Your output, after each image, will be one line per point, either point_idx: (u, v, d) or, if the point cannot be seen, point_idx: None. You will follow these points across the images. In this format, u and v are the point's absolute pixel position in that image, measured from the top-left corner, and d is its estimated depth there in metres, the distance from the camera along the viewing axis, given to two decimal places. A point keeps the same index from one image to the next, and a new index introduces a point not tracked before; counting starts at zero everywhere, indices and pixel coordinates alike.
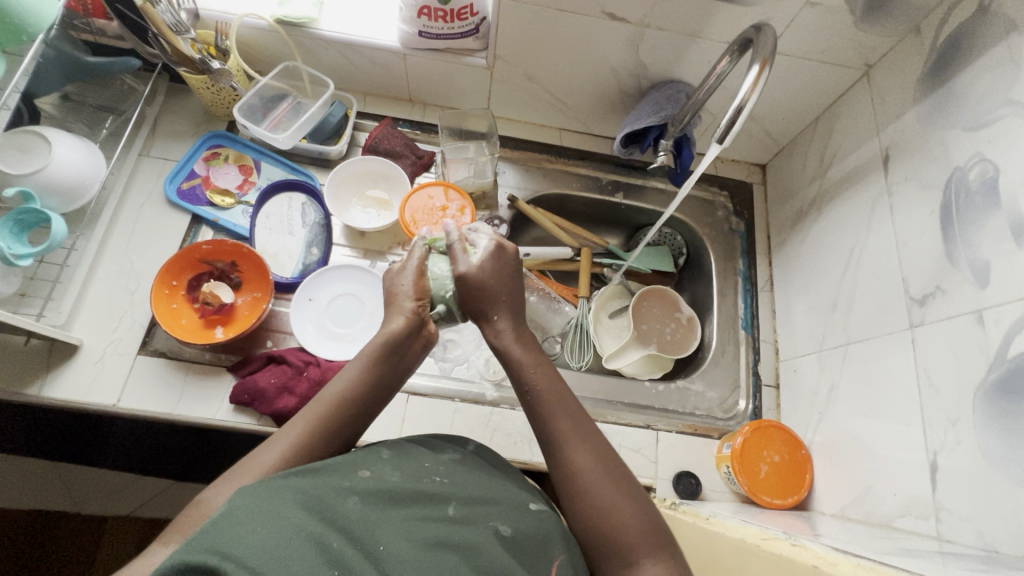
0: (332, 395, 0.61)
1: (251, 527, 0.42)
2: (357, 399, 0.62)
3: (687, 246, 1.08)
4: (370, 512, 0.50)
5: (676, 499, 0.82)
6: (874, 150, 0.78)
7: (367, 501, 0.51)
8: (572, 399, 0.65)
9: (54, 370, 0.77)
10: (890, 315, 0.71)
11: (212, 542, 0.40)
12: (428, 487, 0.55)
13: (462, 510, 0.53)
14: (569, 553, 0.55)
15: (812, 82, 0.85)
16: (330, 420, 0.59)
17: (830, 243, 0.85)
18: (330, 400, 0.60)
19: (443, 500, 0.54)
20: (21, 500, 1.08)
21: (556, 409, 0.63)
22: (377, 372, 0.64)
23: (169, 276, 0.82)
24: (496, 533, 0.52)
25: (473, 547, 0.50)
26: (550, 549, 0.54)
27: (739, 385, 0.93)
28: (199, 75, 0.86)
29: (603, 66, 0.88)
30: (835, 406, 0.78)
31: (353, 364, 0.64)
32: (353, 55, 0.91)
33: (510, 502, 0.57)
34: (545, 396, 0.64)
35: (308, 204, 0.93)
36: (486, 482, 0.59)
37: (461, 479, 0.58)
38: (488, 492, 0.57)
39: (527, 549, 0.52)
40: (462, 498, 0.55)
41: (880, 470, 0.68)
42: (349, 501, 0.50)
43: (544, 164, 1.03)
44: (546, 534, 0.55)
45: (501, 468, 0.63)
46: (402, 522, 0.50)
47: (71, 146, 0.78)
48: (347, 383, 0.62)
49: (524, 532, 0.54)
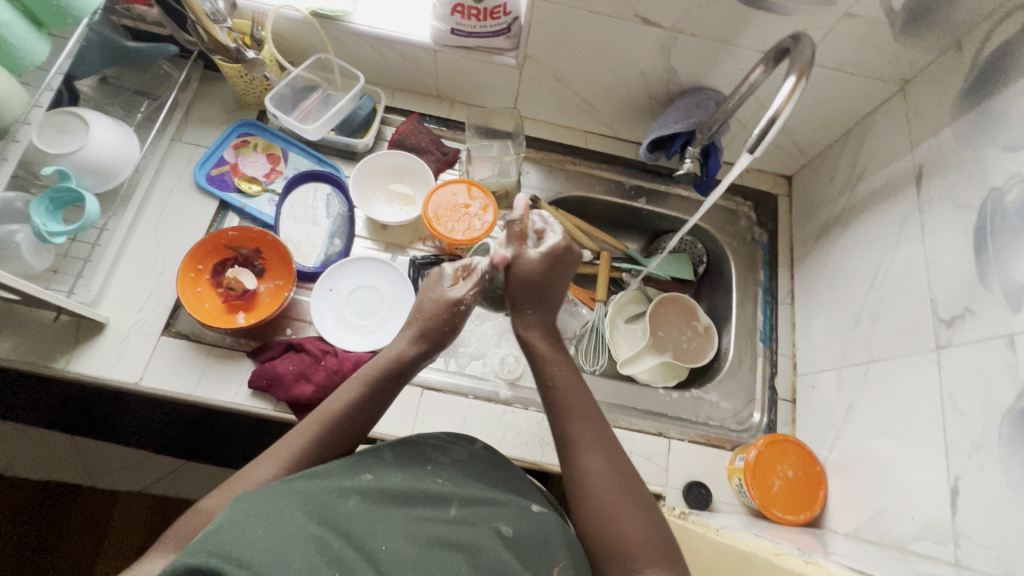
0: (327, 417, 0.61)
1: (253, 532, 0.44)
2: (347, 424, 0.62)
3: (708, 254, 1.08)
4: (371, 512, 0.51)
5: (685, 508, 0.82)
6: (906, 166, 0.77)
7: (368, 501, 0.52)
8: (589, 405, 0.67)
9: (80, 346, 0.78)
10: (914, 335, 0.70)
11: (210, 544, 0.42)
12: (430, 486, 0.56)
13: (462, 511, 0.54)
14: (573, 558, 0.54)
15: (845, 94, 0.84)
16: (334, 424, 0.61)
17: (855, 258, 0.84)
18: (324, 421, 0.61)
19: (445, 500, 0.55)
20: (39, 471, 1.10)
21: (575, 411, 0.66)
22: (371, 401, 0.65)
23: (195, 260, 0.84)
24: (496, 534, 0.53)
25: (472, 548, 0.51)
26: (552, 551, 0.53)
27: (754, 398, 0.92)
28: (234, 64, 0.86)
29: (632, 69, 0.88)
30: (852, 424, 0.77)
31: (348, 386, 0.65)
32: (383, 50, 0.92)
33: (512, 504, 0.56)
34: (564, 396, 0.67)
35: (333, 194, 0.94)
36: (488, 484, 0.59)
37: (462, 480, 0.58)
38: (491, 493, 0.57)
39: (529, 550, 0.53)
40: (463, 498, 0.55)
41: (896, 492, 0.67)
42: (350, 501, 0.51)
43: (567, 166, 1.03)
44: (549, 535, 0.55)
45: (505, 466, 0.62)
46: (404, 521, 0.51)
47: (108, 128, 0.80)
48: (342, 407, 0.63)
49: (525, 533, 0.54)
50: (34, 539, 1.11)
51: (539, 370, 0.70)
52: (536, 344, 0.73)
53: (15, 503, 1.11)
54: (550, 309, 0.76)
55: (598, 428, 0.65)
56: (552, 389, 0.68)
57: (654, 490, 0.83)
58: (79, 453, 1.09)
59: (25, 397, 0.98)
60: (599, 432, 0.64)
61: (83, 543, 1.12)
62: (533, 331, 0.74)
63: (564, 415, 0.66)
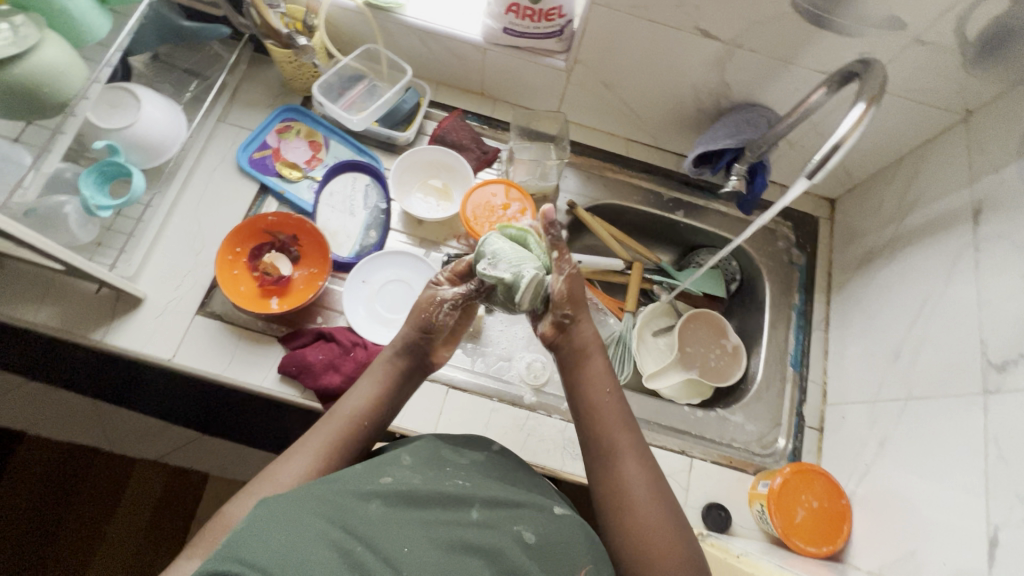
0: (343, 418, 0.64)
1: (270, 534, 0.44)
2: (362, 429, 0.64)
3: (742, 272, 1.06)
4: (392, 515, 0.51)
5: (704, 530, 0.80)
6: (962, 200, 0.75)
7: (388, 504, 0.52)
8: (630, 420, 0.69)
9: (117, 318, 0.80)
10: (961, 377, 0.68)
11: (226, 547, 0.43)
12: (451, 488, 0.55)
13: (484, 514, 0.54)
14: (596, 562, 0.53)
15: (902, 121, 0.82)
16: (349, 419, 0.64)
17: (900, 290, 0.82)
18: (343, 421, 0.63)
19: (466, 502, 0.54)
20: (59, 431, 1.13)
21: (618, 426, 0.68)
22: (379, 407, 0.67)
23: (233, 244, 0.85)
24: (519, 539, 0.52)
25: (495, 551, 0.50)
26: (576, 555, 0.52)
27: (780, 423, 0.91)
28: (284, 49, 0.87)
29: (683, 82, 0.86)
30: (884, 459, 0.75)
31: (366, 386, 0.68)
32: (432, 44, 0.92)
33: (533, 506, 0.56)
34: (607, 410, 0.70)
35: (372, 186, 0.94)
36: (509, 486, 0.59)
37: (482, 481, 0.58)
38: (513, 495, 0.57)
39: (553, 556, 0.52)
40: (485, 500, 0.55)
41: (928, 534, 0.65)
42: (371, 505, 0.51)
43: (607, 173, 1.02)
44: (571, 539, 0.54)
45: (526, 472, 0.63)
46: (424, 525, 0.51)
47: (158, 105, 0.81)
48: (359, 409, 0.65)
49: (548, 538, 0.53)
50: (43, 502, 1.12)
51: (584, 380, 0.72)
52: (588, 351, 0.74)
53: (34, 463, 1.13)
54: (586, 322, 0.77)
55: (639, 443, 0.67)
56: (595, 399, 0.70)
57: None
58: (100, 418, 1.12)
59: (55, 360, 1.00)
60: (639, 446, 0.67)
61: (91, 511, 1.13)
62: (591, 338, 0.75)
63: (607, 429, 0.68)
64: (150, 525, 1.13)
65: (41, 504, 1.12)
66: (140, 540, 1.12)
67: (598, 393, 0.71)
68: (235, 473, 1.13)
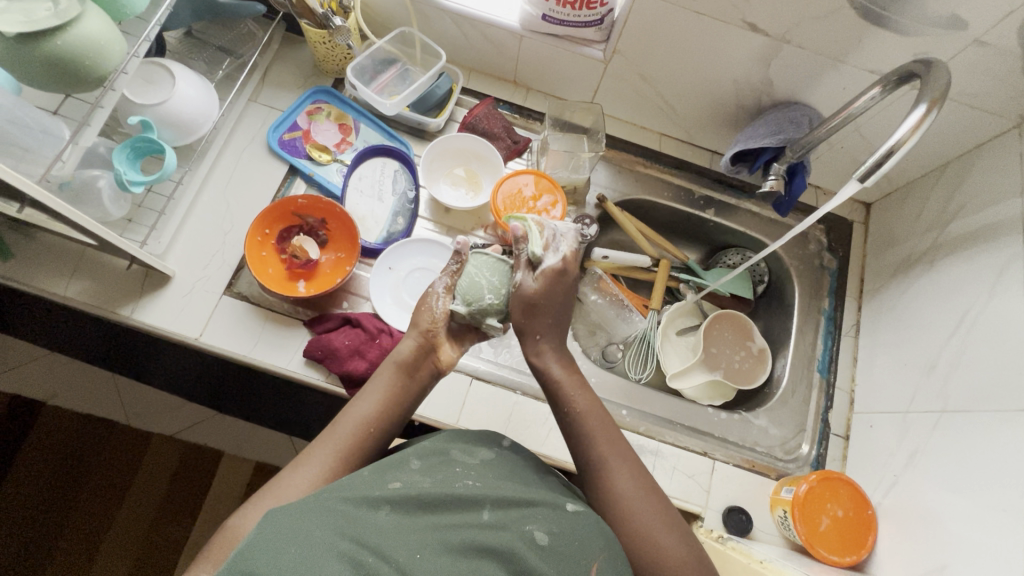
0: (356, 421, 0.62)
1: (285, 539, 0.45)
2: (380, 430, 0.63)
3: (770, 274, 1.04)
4: (402, 523, 0.50)
5: (723, 533, 0.80)
6: (1012, 210, 0.72)
7: (398, 510, 0.51)
8: (608, 422, 0.67)
9: (146, 296, 0.80)
10: (1002, 392, 0.66)
11: (241, 558, 0.43)
12: (459, 489, 0.54)
13: (496, 515, 0.52)
14: (609, 557, 0.53)
15: (949, 127, 0.79)
16: (366, 418, 0.63)
17: (939, 301, 0.80)
18: (354, 426, 0.62)
19: (476, 503, 0.53)
20: (77, 403, 1.15)
21: (597, 436, 0.65)
22: (397, 405, 0.66)
23: (262, 225, 0.84)
24: (530, 539, 0.50)
25: (507, 554, 0.49)
26: (589, 554, 0.51)
27: (805, 429, 0.90)
28: (319, 29, 0.85)
29: (724, 77, 0.84)
30: (914, 472, 0.74)
31: (376, 389, 0.66)
32: (468, 29, 0.90)
33: (546, 504, 0.55)
34: (584, 421, 0.67)
35: (400, 171, 0.93)
36: (519, 485, 0.57)
37: (493, 481, 0.57)
38: (524, 494, 0.56)
39: (566, 556, 0.50)
40: (496, 501, 0.54)
41: (958, 552, 0.64)
42: (380, 513, 0.50)
43: (637, 168, 1.00)
44: (584, 538, 0.52)
45: (536, 470, 0.62)
46: (434, 529, 0.50)
47: (192, 83, 0.80)
48: (373, 412, 0.64)
49: (561, 538, 0.51)
50: (57, 474, 1.13)
51: (558, 396, 0.70)
52: (550, 364, 0.71)
53: (53, 434, 1.14)
54: (559, 331, 0.73)
55: (624, 448, 0.65)
56: (568, 410, 0.68)
57: (693, 510, 0.82)
58: (119, 393, 1.15)
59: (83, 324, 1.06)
60: (625, 451, 0.65)
61: (104, 485, 1.14)
62: (548, 351, 0.72)
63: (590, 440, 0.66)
64: (164, 500, 1.14)
65: (55, 476, 1.13)
66: (153, 516, 1.13)
67: (571, 401, 0.68)
68: (249, 452, 1.14)
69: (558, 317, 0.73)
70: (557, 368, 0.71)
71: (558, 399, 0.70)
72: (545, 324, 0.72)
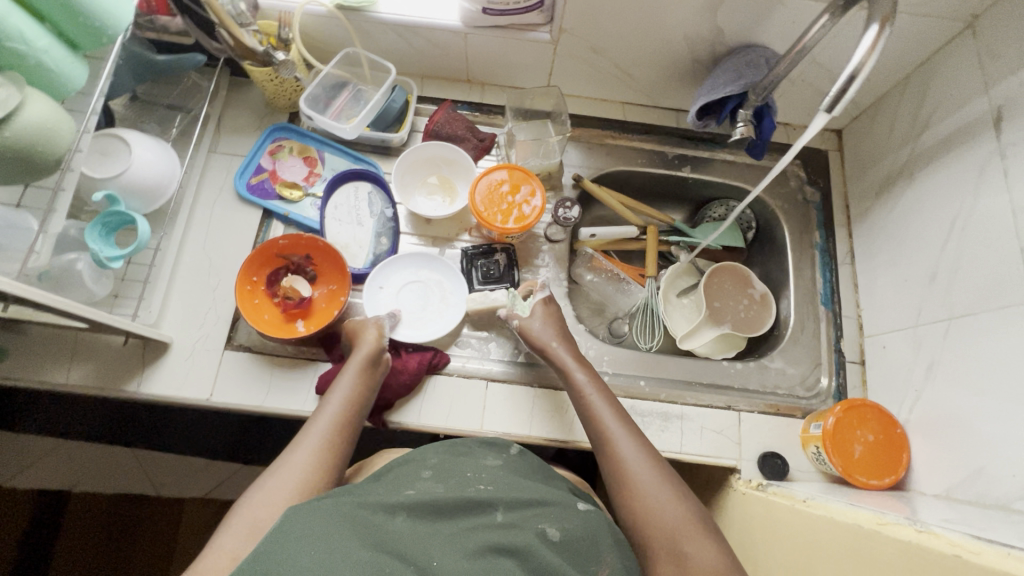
0: (328, 415, 0.66)
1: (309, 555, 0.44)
2: (351, 414, 0.67)
3: (758, 219, 1.05)
4: (419, 528, 0.50)
5: (763, 480, 0.81)
6: (980, 109, 0.72)
7: (414, 517, 0.51)
8: (626, 420, 0.70)
9: (148, 367, 0.79)
10: (1005, 288, 0.67)
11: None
12: (473, 493, 0.54)
13: (509, 516, 0.53)
14: (620, 554, 0.53)
15: (905, 39, 0.79)
16: (338, 408, 0.67)
17: (925, 210, 0.80)
18: (328, 419, 0.65)
19: (490, 505, 0.53)
20: (102, 486, 1.13)
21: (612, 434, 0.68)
22: (364, 386, 0.71)
23: (250, 272, 0.83)
24: (544, 536, 0.50)
25: (522, 551, 0.49)
26: (599, 552, 0.52)
27: (820, 363, 0.91)
28: (263, 67, 0.84)
29: (674, 34, 0.84)
30: (934, 383, 0.75)
31: (344, 382, 0.70)
32: (411, 37, 0.89)
33: (557, 504, 0.55)
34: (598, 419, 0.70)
35: (375, 192, 0.92)
36: (529, 485, 0.58)
37: (505, 484, 0.57)
38: (535, 493, 0.56)
39: (577, 552, 0.51)
40: (509, 502, 0.54)
41: (991, 452, 0.64)
42: (397, 518, 0.50)
43: (607, 140, 1.00)
44: (596, 535, 0.53)
45: (542, 477, 0.62)
46: (450, 533, 0.50)
47: (150, 146, 0.79)
48: (344, 402, 0.68)
49: (573, 534, 0.52)
50: (99, 558, 1.13)
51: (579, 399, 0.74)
52: (569, 366, 0.77)
53: (87, 519, 1.13)
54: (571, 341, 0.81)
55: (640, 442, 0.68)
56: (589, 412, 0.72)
57: (728, 464, 0.83)
58: (142, 467, 1.13)
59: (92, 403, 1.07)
60: (642, 445, 0.67)
61: (150, 558, 1.14)
62: (563, 353, 0.79)
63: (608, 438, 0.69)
64: None
65: (98, 560, 1.13)
66: None
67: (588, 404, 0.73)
68: None
69: (572, 341, 0.82)
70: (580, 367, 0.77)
71: (579, 400, 0.74)
72: (559, 335, 0.81)
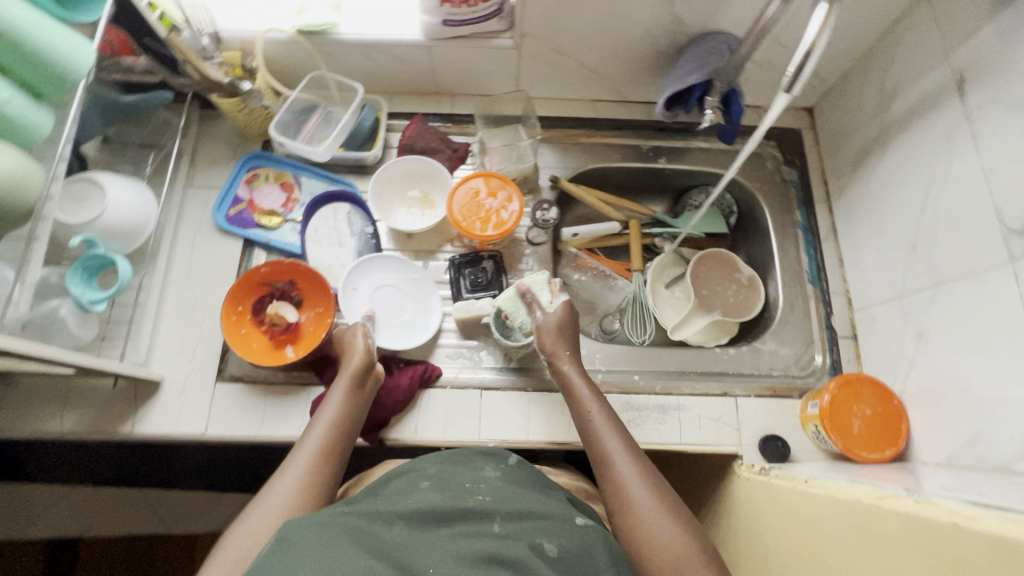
0: (318, 435, 0.65)
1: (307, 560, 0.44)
2: (342, 433, 0.67)
3: (738, 203, 1.05)
4: (416, 537, 0.50)
5: (765, 464, 0.81)
6: (943, 75, 0.73)
7: (411, 528, 0.51)
8: (630, 442, 0.68)
9: (141, 406, 0.79)
10: (984, 250, 0.66)
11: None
12: (473, 504, 0.54)
13: (507, 527, 0.52)
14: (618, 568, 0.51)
15: (863, 12, 0.80)
16: (328, 427, 0.66)
17: (900, 180, 0.80)
18: (318, 440, 0.65)
19: (487, 516, 0.53)
20: (111, 530, 1.13)
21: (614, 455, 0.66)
22: (354, 403, 0.70)
23: (234, 302, 0.83)
24: (541, 550, 0.50)
25: (518, 563, 0.48)
26: (597, 564, 0.51)
27: (813, 341, 0.91)
28: (230, 98, 0.85)
29: (634, 28, 0.84)
30: (926, 351, 0.74)
31: (333, 400, 0.69)
32: (376, 55, 0.90)
33: (556, 516, 0.54)
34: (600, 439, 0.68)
35: (354, 212, 0.93)
36: (529, 496, 0.57)
37: (503, 495, 0.56)
38: (535, 505, 0.55)
39: (575, 567, 0.50)
40: (507, 513, 0.53)
41: (987, 415, 0.64)
42: (394, 528, 0.50)
43: (580, 139, 1.00)
44: (592, 549, 0.52)
45: (540, 485, 0.62)
46: (446, 542, 0.50)
47: (124, 187, 0.79)
48: (335, 421, 0.67)
49: (571, 549, 0.51)
50: None
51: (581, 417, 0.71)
52: (575, 382, 0.74)
53: (98, 564, 1.13)
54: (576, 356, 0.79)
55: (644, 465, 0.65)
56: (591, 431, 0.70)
57: (729, 451, 0.82)
58: (150, 507, 1.13)
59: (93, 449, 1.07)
60: (647, 468, 0.65)
61: None
62: (568, 367, 0.76)
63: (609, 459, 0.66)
64: None
65: None
66: None
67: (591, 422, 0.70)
68: None
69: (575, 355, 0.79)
70: (585, 385, 0.74)
71: (582, 418, 0.71)
72: (565, 347, 0.78)
